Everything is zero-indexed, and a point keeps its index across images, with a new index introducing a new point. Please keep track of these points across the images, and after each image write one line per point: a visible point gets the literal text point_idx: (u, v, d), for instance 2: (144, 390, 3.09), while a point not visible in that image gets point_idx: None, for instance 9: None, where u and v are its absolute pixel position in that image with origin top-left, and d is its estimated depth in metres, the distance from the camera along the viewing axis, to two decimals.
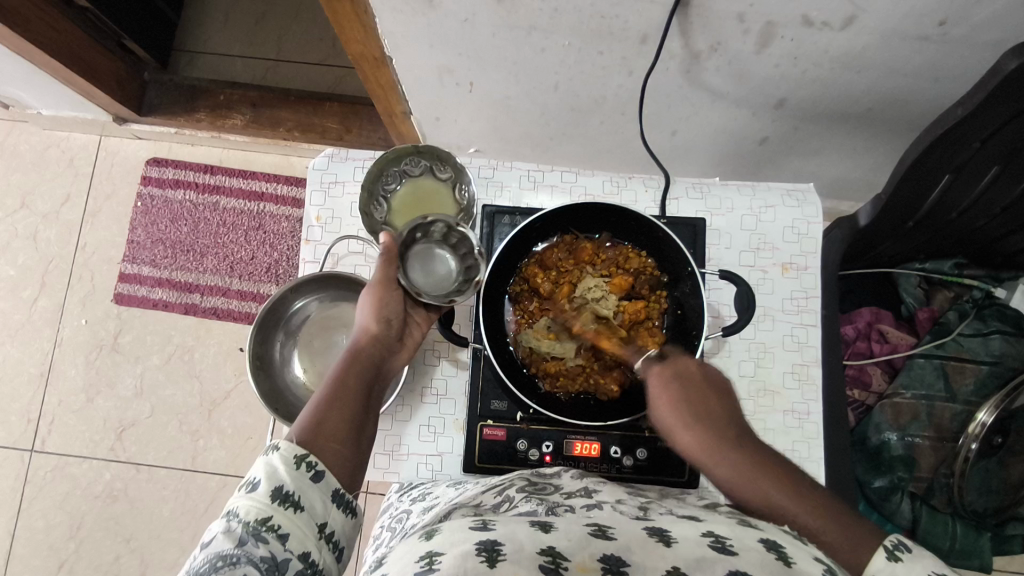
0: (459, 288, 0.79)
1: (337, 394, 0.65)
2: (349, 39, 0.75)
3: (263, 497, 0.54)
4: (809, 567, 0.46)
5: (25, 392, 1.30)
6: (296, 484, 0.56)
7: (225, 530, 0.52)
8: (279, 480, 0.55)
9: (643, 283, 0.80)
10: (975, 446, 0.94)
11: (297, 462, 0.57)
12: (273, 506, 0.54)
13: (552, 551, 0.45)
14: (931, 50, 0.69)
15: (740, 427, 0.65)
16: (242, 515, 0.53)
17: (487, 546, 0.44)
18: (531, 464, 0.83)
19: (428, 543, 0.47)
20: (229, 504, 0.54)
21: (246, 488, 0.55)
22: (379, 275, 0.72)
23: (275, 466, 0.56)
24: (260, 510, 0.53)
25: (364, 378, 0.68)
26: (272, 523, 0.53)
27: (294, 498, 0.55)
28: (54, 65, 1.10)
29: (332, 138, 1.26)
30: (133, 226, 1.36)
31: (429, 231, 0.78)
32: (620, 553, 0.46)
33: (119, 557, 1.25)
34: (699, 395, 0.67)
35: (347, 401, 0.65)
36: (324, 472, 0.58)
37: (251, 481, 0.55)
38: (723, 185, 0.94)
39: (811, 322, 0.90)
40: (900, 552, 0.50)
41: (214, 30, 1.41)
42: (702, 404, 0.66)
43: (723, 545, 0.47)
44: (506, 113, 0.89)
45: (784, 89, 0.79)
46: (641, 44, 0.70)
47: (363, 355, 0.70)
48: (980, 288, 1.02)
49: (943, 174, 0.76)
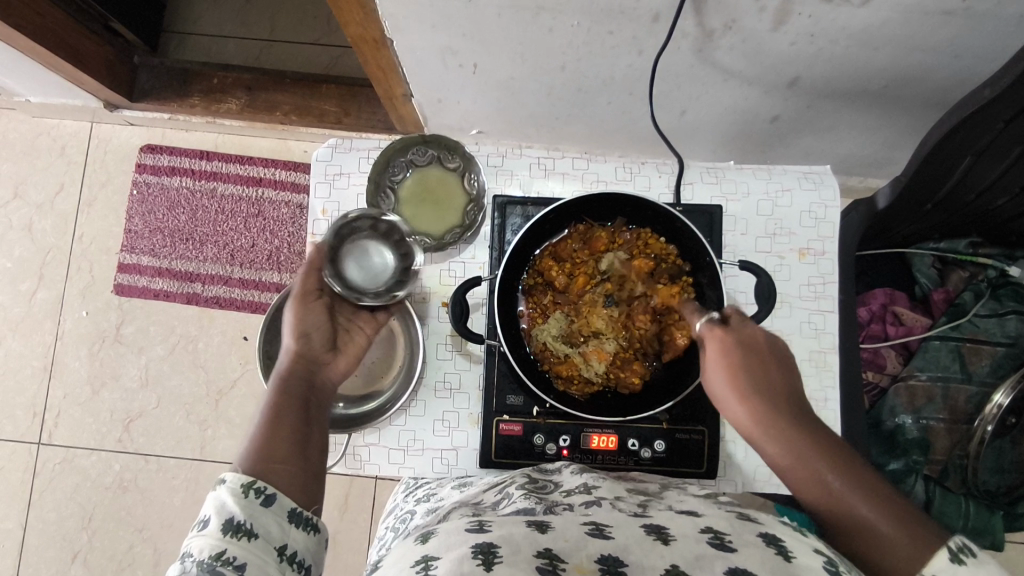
0: (400, 276, 0.84)
1: (275, 418, 0.65)
2: (346, 21, 0.72)
3: (214, 534, 0.53)
4: (810, 559, 0.45)
5: (28, 385, 1.30)
6: (248, 513, 0.55)
7: (180, 572, 0.50)
8: (230, 511, 0.54)
9: (664, 270, 0.78)
10: (990, 427, 0.96)
11: (245, 491, 0.56)
12: (226, 539, 0.53)
13: (549, 553, 0.45)
14: (954, 26, 0.66)
15: (795, 401, 0.64)
16: (196, 554, 0.52)
17: (483, 548, 0.44)
18: (548, 459, 0.82)
19: (424, 546, 0.47)
20: (183, 545, 0.53)
21: (199, 526, 0.54)
22: (300, 287, 0.76)
23: (224, 499, 0.55)
24: (214, 545, 0.52)
25: (299, 391, 0.69)
26: (227, 556, 0.52)
27: (247, 526, 0.54)
28: (38, 50, 1.05)
29: (330, 121, 1.22)
30: (131, 215, 1.33)
31: (356, 229, 0.83)
32: (617, 553, 0.45)
33: (132, 546, 1.26)
34: (757, 364, 0.66)
35: (284, 421, 0.64)
36: (275, 494, 0.58)
37: (203, 518, 0.54)
38: (738, 169, 0.92)
39: (828, 308, 0.89)
40: (967, 555, 0.48)
41: (204, 9, 1.37)
42: (762, 375, 0.65)
43: (723, 542, 0.47)
44: (512, 95, 0.86)
45: (799, 67, 0.77)
46: (653, 23, 0.67)
47: (298, 369, 0.71)
48: (994, 267, 1.00)
49: (965, 157, 0.74)
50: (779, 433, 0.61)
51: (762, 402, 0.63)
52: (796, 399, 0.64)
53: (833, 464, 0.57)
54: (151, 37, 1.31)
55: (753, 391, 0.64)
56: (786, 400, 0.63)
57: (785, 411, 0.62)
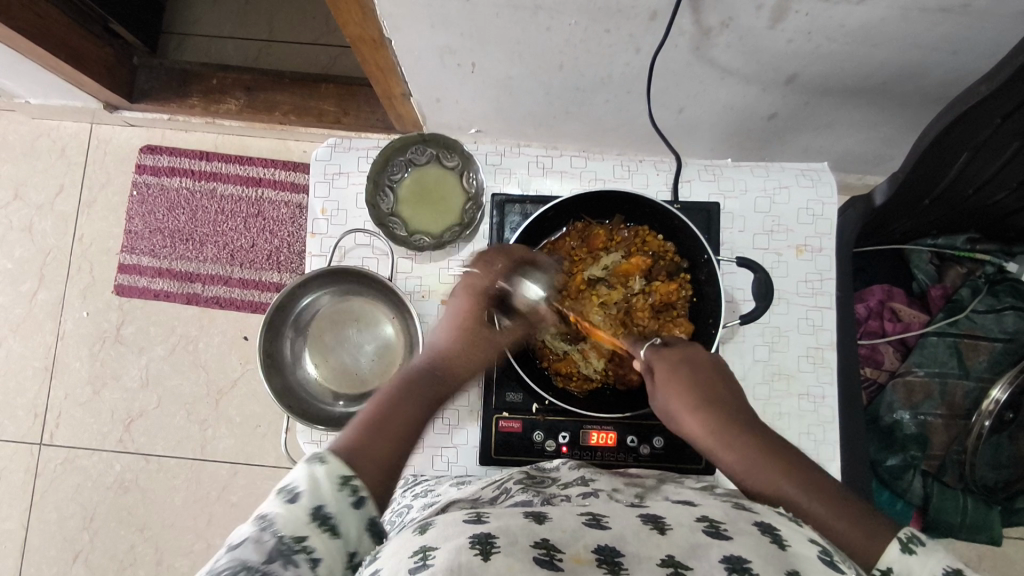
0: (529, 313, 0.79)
1: (387, 414, 0.64)
2: (345, 21, 0.73)
3: (302, 513, 0.52)
4: (804, 549, 0.46)
5: (29, 385, 1.30)
6: (337, 506, 0.54)
7: (259, 540, 0.49)
8: (321, 499, 0.54)
9: (661, 267, 0.78)
10: (988, 422, 0.96)
11: (340, 484, 0.56)
12: (311, 526, 0.52)
13: (546, 543, 0.45)
14: (950, 23, 0.66)
15: (745, 413, 0.65)
16: (279, 527, 0.51)
17: (481, 538, 0.44)
18: (548, 455, 0.82)
19: (423, 537, 0.47)
20: (267, 510, 0.53)
21: (288, 498, 0.53)
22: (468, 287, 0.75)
23: (318, 484, 0.55)
24: (297, 527, 0.51)
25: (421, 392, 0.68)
26: (306, 543, 0.51)
27: (333, 521, 0.53)
28: (37, 51, 1.05)
29: (329, 121, 1.22)
30: (131, 216, 1.34)
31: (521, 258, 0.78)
32: (613, 543, 0.46)
33: (134, 546, 1.26)
34: (706, 380, 0.67)
35: (392, 420, 0.64)
36: (366, 497, 0.56)
37: (293, 492, 0.54)
38: (736, 166, 0.93)
39: (826, 304, 0.89)
40: (915, 544, 0.51)
41: (203, 10, 1.37)
42: (709, 389, 0.67)
43: (718, 530, 0.47)
44: (511, 93, 0.87)
45: (797, 64, 0.77)
46: (650, 21, 0.67)
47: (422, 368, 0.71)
48: (992, 263, 1.01)
49: (962, 152, 0.75)
50: (731, 438, 0.62)
51: (713, 414, 0.64)
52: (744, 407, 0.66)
53: (782, 463, 0.58)
54: (150, 38, 1.32)
55: (703, 398, 0.65)
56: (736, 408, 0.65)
57: (735, 417, 0.64)
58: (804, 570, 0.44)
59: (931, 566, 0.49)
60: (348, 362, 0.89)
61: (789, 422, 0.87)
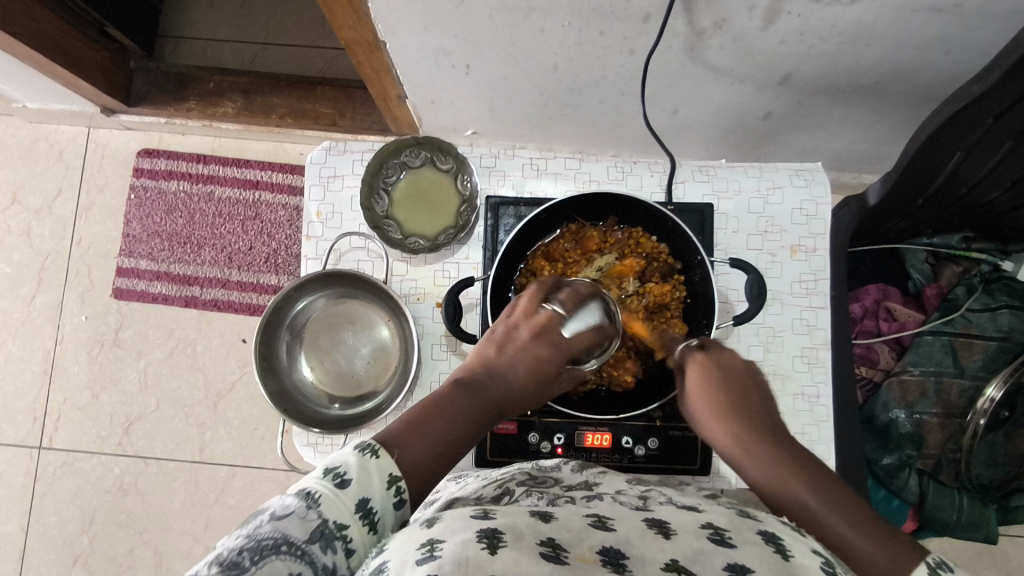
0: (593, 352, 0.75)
1: (439, 413, 0.66)
2: (339, 24, 0.73)
3: (348, 502, 0.53)
4: (806, 560, 0.46)
5: (28, 389, 1.30)
6: (380, 503, 0.55)
7: (305, 515, 0.50)
8: (369, 494, 0.54)
9: (655, 269, 0.79)
10: (983, 421, 0.97)
11: (388, 484, 0.57)
12: (354, 517, 0.52)
13: (551, 542, 0.45)
14: (943, 22, 0.66)
15: (773, 429, 0.67)
16: (324, 509, 0.51)
17: (488, 534, 0.45)
18: (543, 457, 0.83)
19: (430, 530, 0.47)
20: (316, 486, 0.53)
21: (338, 482, 0.53)
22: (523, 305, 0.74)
23: (368, 478, 0.56)
24: (342, 515, 0.51)
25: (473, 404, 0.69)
26: (346, 533, 0.51)
27: (374, 518, 0.54)
28: (34, 56, 1.06)
29: (326, 123, 1.22)
30: (129, 219, 1.34)
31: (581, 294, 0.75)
32: (618, 545, 0.46)
33: (133, 548, 1.27)
34: (737, 393, 0.71)
35: (443, 421, 0.65)
36: (405, 505, 0.57)
37: (344, 478, 0.54)
38: (730, 167, 0.93)
39: (820, 304, 0.89)
40: (943, 570, 0.48)
41: (199, 13, 1.37)
42: (739, 402, 0.70)
43: (722, 537, 0.47)
44: (506, 95, 0.87)
45: (791, 64, 0.77)
46: (643, 22, 0.68)
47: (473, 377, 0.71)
48: (987, 262, 1.02)
49: (954, 152, 0.75)
50: (758, 451, 0.64)
51: (741, 426, 0.67)
52: (777, 426, 0.68)
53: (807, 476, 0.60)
54: (146, 42, 1.32)
55: (734, 410, 0.69)
56: (765, 424, 0.68)
57: (763, 431, 0.67)
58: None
59: None
60: (344, 364, 0.90)
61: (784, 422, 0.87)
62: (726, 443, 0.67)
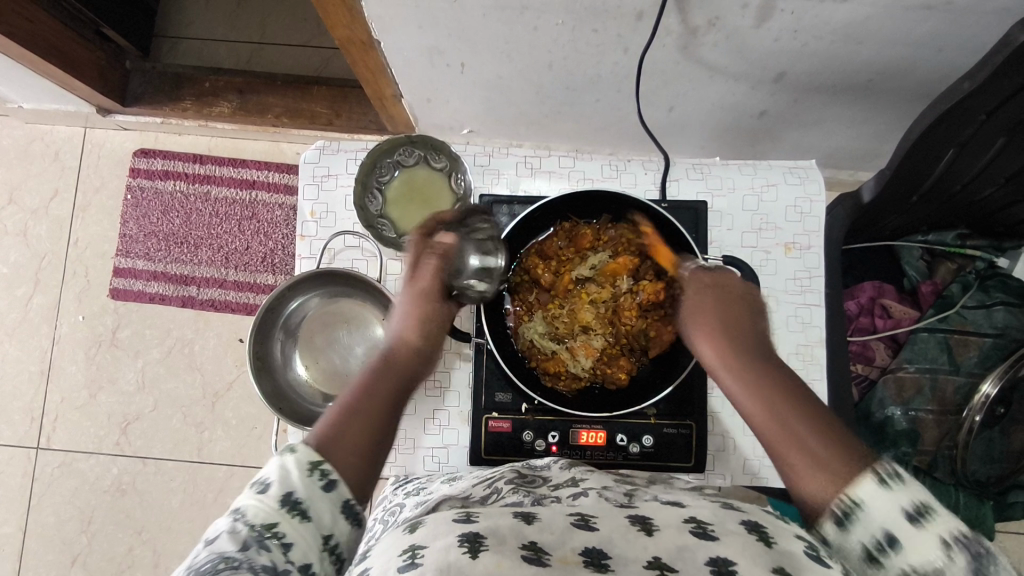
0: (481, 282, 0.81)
1: (359, 404, 0.67)
2: (333, 24, 0.73)
3: (272, 502, 0.54)
4: (789, 545, 0.47)
5: (26, 390, 1.30)
6: (306, 492, 0.56)
7: (231, 529, 0.52)
8: (291, 485, 0.56)
9: (648, 266, 0.78)
10: (980, 417, 0.96)
11: (310, 470, 0.58)
12: (281, 512, 0.54)
13: (534, 545, 0.45)
14: (936, 19, 0.66)
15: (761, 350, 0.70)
16: (249, 516, 0.53)
17: (470, 537, 0.45)
18: (538, 455, 0.83)
19: (412, 536, 0.48)
20: (240, 503, 0.55)
21: (258, 488, 0.56)
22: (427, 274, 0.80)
23: (288, 471, 0.57)
24: (268, 515, 0.53)
25: (394, 384, 0.71)
26: (277, 529, 0.53)
27: (303, 506, 0.55)
28: (30, 57, 1.06)
29: (321, 123, 1.22)
30: (125, 219, 1.34)
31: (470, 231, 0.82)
32: (601, 545, 0.46)
33: (132, 548, 1.27)
34: (728, 314, 0.73)
35: (368, 413, 0.66)
36: (337, 482, 0.59)
37: (263, 482, 0.56)
38: (725, 165, 0.93)
39: (814, 302, 0.90)
40: (893, 481, 0.52)
41: (195, 13, 1.37)
42: (730, 322, 0.72)
43: (704, 530, 0.48)
44: (501, 94, 0.87)
45: (785, 62, 0.77)
46: (637, 20, 0.68)
47: (398, 361, 0.74)
48: (983, 259, 1.02)
49: (947, 149, 0.75)
50: (737, 364, 0.69)
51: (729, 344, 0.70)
52: (760, 342, 0.72)
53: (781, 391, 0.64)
54: (142, 41, 1.32)
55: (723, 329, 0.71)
56: (749, 342, 0.71)
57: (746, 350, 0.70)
58: (789, 565, 0.44)
59: (898, 500, 0.51)
60: (338, 363, 0.90)
61: None
62: (711, 356, 0.71)
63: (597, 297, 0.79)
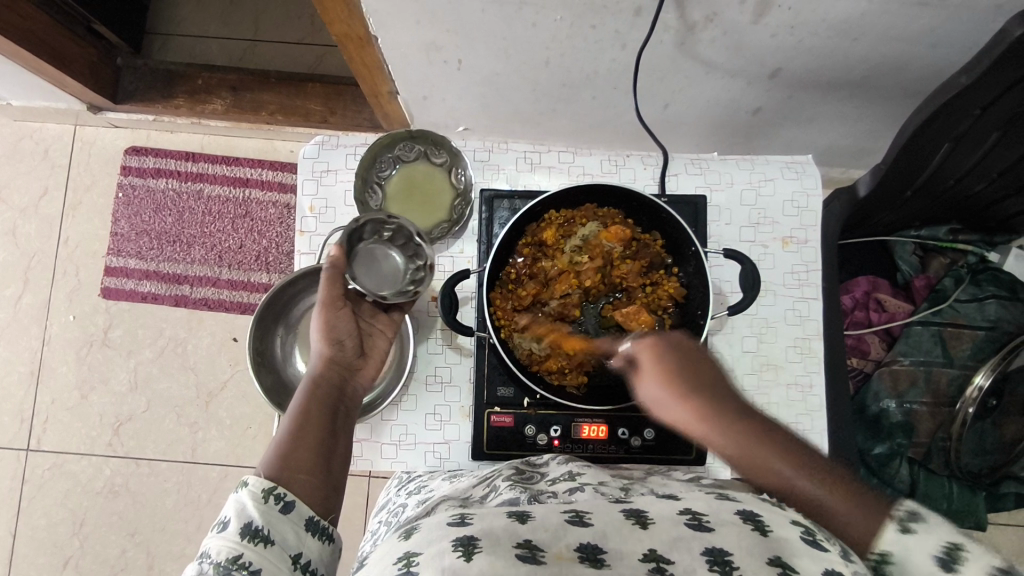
0: (413, 276, 0.80)
1: (292, 435, 0.63)
2: (331, 18, 0.72)
3: (233, 539, 0.53)
4: (786, 533, 0.47)
5: (16, 391, 1.28)
6: (266, 519, 0.55)
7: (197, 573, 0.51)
8: (248, 516, 0.55)
9: (647, 256, 0.78)
10: (972, 409, 0.96)
11: (265, 496, 0.56)
12: (243, 544, 0.53)
13: (528, 543, 0.45)
14: (929, 15, 0.67)
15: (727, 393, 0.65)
16: (213, 556, 0.52)
17: (464, 541, 0.44)
18: (540, 449, 0.83)
19: (407, 543, 0.47)
20: (201, 547, 0.54)
21: (217, 528, 0.54)
22: (323, 296, 0.71)
23: (244, 503, 0.56)
24: (230, 549, 0.52)
25: (327, 405, 0.68)
26: (243, 560, 0.52)
27: (264, 532, 0.54)
28: (19, 52, 1.04)
29: (316, 121, 1.21)
30: (117, 218, 1.32)
31: (381, 231, 0.79)
32: (596, 541, 0.45)
33: (125, 550, 1.25)
34: (690, 367, 0.66)
35: (311, 430, 0.64)
36: (294, 501, 0.57)
37: (222, 520, 0.55)
38: (723, 160, 0.94)
39: (812, 295, 0.91)
40: (913, 522, 0.48)
41: (186, 10, 1.36)
42: (694, 375, 0.66)
43: (699, 522, 0.48)
44: (498, 90, 0.87)
45: (781, 58, 0.78)
46: (635, 16, 0.68)
47: (325, 381, 0.70)
48: (974, 254, 1.04)
49: (942, 144, 0.76)
50: (714, 420, 0.62)
51: (698, 395, 0.64)
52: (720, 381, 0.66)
53: (761, 437, 0.60)
54: (135, 39, 1.31)
55: (693, 387, 0.64)
56: (709, 385, 0.65)
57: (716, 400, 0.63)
58: (785, 552, 0.44)
59: (926, 546, 0.46)
60: None
61: (778, 412, 0.88)
62: (684, 412, 0.63)
63: (590, 282, 0.77)
